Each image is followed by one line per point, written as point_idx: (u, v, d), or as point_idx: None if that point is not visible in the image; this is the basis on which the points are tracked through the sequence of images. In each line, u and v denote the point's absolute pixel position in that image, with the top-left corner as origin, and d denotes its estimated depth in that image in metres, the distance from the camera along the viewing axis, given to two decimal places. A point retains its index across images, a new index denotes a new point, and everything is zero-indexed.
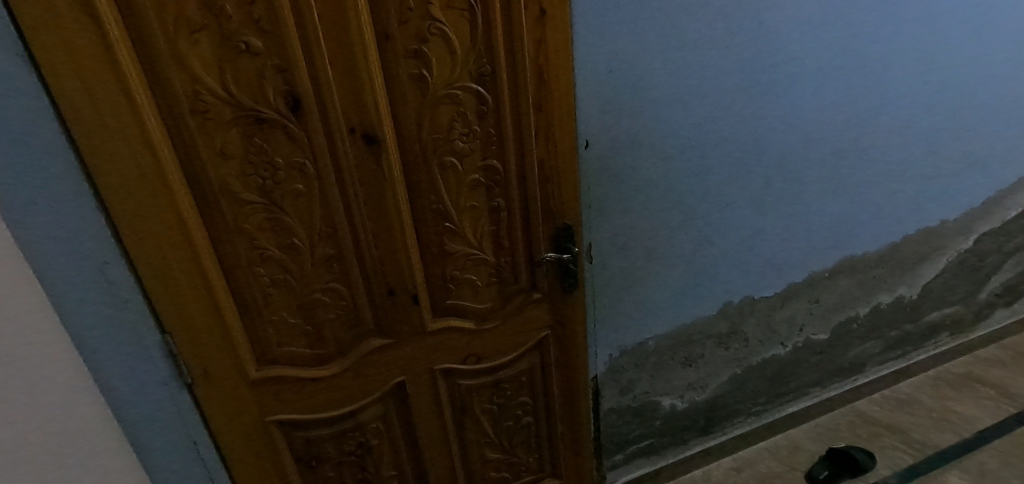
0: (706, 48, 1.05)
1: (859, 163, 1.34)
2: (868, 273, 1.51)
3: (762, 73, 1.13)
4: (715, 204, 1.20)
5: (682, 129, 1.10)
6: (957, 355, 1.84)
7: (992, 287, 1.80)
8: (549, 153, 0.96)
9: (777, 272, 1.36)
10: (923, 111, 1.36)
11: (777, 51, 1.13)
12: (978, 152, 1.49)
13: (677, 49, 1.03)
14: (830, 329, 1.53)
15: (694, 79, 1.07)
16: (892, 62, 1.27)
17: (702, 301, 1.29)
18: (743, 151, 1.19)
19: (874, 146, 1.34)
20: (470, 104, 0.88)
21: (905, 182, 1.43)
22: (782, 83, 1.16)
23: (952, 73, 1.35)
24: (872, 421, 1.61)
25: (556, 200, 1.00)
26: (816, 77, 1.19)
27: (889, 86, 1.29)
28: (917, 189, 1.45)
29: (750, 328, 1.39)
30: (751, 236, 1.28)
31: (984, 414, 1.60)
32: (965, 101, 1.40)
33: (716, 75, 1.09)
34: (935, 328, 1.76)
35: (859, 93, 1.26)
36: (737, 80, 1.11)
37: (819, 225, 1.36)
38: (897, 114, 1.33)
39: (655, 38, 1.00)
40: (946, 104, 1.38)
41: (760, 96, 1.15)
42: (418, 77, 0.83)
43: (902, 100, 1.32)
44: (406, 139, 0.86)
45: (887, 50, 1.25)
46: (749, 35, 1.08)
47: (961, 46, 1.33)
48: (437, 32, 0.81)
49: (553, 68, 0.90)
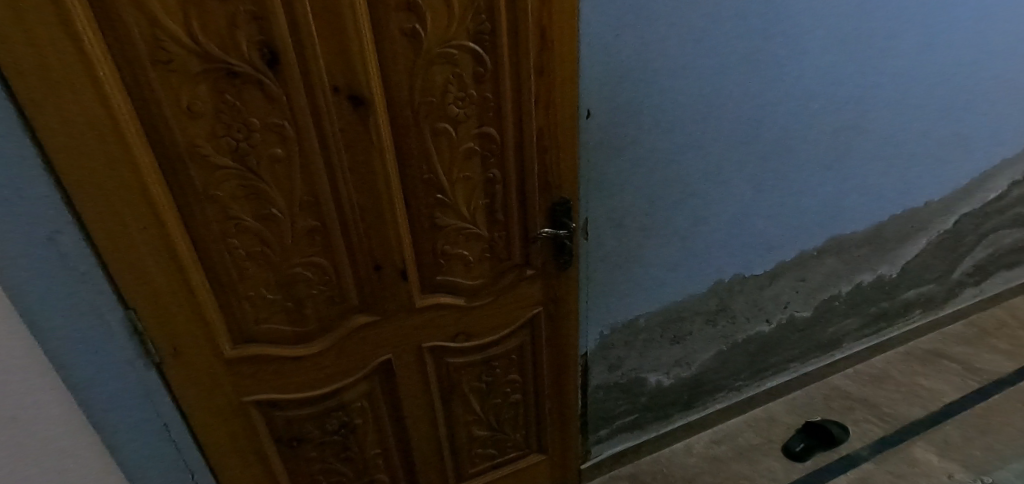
0: (715, 14, 0.99)
1: (856, 143, 1.32)
2: (854, 253, 1.51)
3: (770, 44, 1.08)
4: (713, 180, 1.17)
5: (686, 100, 1.05)
6: (926, 332, 1.90)
7: (965, 267, 1.85)
8: (550, 122, 0.90)
9: (768, 250, 1.35)
10: (921, 91, 1.34)
11: (786, 20, 1.07)
12: (969, 133, 1.49)
13: (686, 13, 0.96)
14: (813, 307, 1.55)
15: (702, 47, 1.01)
16: (897, 37, 1.23)
17: (693, 278, 1.27)
18: (745, 126, 1.15)
19: (871, 126, 1.32)
20: (467, 66, 0.81)
21: (896, 162, 1.42)
22: (789, 56, 1.12)
23: (953, 52, 1.33)
24: (845, 395, 1.66)
25: (554, 172, 0.95)
26: (822, 49, 1.15)
27: (891, 62, 1.26)
28: (907, 170, 1.45)
29: (738, 306, 1.39)
30: (745, 213, 1.26)
31: (949, 388, 1.67)
32: (963, 82, 1.39)
33: (724, 44, 1.03)
34: (910, 306, 1.80)
35: (862, 67, 1.23)
36: (745, 51, 1.06)
37: (812, 204, 1.35)
38: (897, 93, 1.31)
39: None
40: (945, 83, 1.36)
41: (766, 69, 1.11)
42: (410, 33, 0.75)
43: (903, 79, 1.30)
44: (396, 102, 0.78)
45: (894, 25, 1.21)
46: (761, 1, 1.03)
47: (965, 25, 1.30)
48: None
49: (558, 30, 0.83)
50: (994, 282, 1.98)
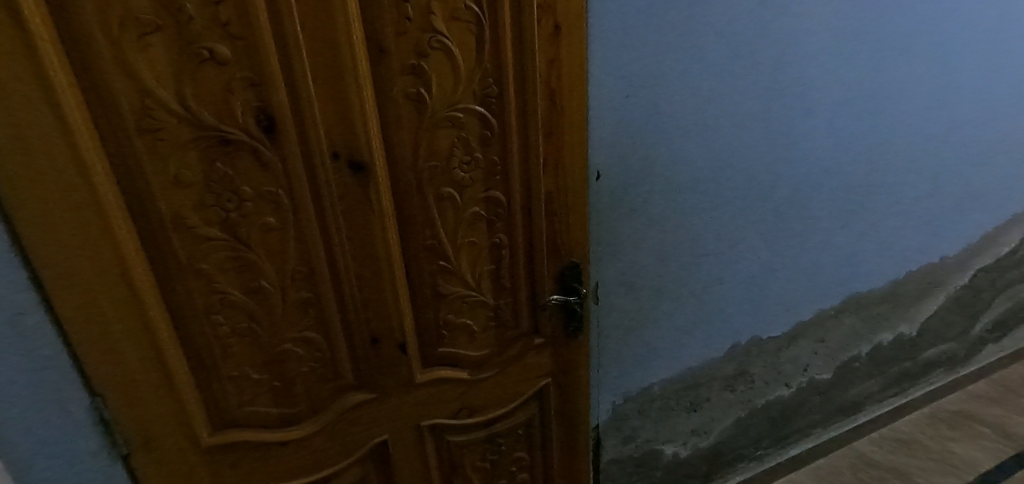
0: (724, 74, 0.98)
1: (870, 199, 1.29)
2: (873, 311, 1.45)
3: (780, 103, 1.07)
4: (727, 240, 1.12)
5: (698, 159, 1.02)
6: (950, 391, 1.81)
7: (984, 322, 1.78)
8: (559, 184, 0.86)
9: (785, 310, 1.29)
10: (932, 146, 1.32)
11: (796, 79, 1.06)
12: (980, 188, 1.47)
13: (695, 74, 0.95)
14: (833, 369, 1.47)
15: (712, 107, 0.99)
16: (905, 95, 1.23)
17: (709, 342, 1.20)
18: (758, 185, 1.11)
19: (885, 182, 1.30)
20: (473, 129, 0.78)
21: (911, 218, 1.39)
22: (799, 114, 1.10)
23: (961, 108, 1.32)
24: (873, 463, 1.55)
25: (564, 236, 0.90)
26: (832, 107, 1.14)
27: (901, 119, 1.25)
28: (922, 225, 1.42)
29: (756, 370, 1.31)
30: (760, 273, 1.20)
31: (983, 455, 1.57)
32: (972, 137, 1.37)
33: (734, 103, 1.01)
34: (932, 365, 1.72)
35: (872, 124, 1.21)
36: (756, 110, 1.04)
37: (827, 262, 1.30)
38: (908, 149, 1.29)
39: (673, 61, 0.92)
40: (955, 138, 1.35)
41: (777, 127, 1.09)
42: (415, 96, 0.72)
43: (913, 135, 1.28)
44: (399, 167, 0.74)
45: (902, 83, 1.21)
46: (769, 61, 1.02)
47: (973, 81, 1.30)
48: (439, 45, 0.71)
49: (567, 92, 0.81)
50: (1014, 337, 1.91)
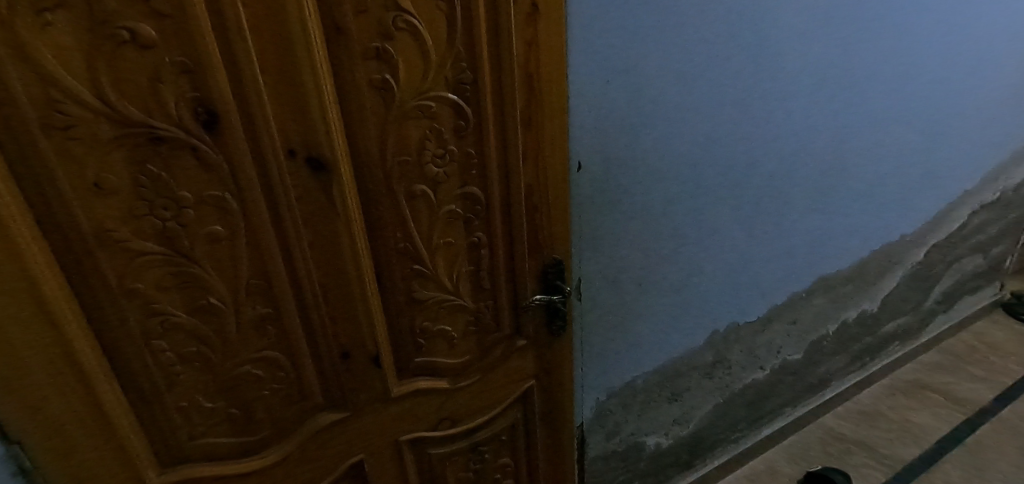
0: (705, 57, 0.94)
1: (837, 181, 1.31)
2: (840, 291, 1.49)
3: (757, 87, 1.04)
4: (707, 228, 1.10)
5: (679, 147, 0.98)
6: (906, 362, 1.90)
7: (936, 295, 1.87)
8: (540, 177, 0.80)
9: (760, 295, 1.29)
10: (891, 127, 1.36)
11: (772, 62, 1.04)
12: (934, 166, 1.53)
13: (677, 56, 0.90)
14: (804, 349, 1.50)
15: (693, 91, 0.95)
16: (867, 77, 1.25)
17: (690, 332, 1.19)
18: (736, 170, 1.09)
19: (850, 164, 1.32)
20: (446, 120, 0.70)
21: (874, 199, 1.42)
22: (774, 97, 1.08)
23: (915, 90, 1.36)
24: (840, 437, 1.61)
25: (545, 232, 0.85)
26: (805, 90, 1.14)
27: (864, 100, 1.27)
28: (882, 205, 1.46)
29: (733, 355, 1.32)
30: (737, 260, 1.20)
31: (937, 422, 1.66)
32: (925, 117, 1.42)
33: (714, 87, 0.98)
34: (891, 338, 1.80)
35: (840, 106, 1.23)
36: (734, 93, 1.01)
37: (800, 246, 1.31)
38: (870, 130, 1.32)
39: (655, 43, 0.87)
40: (911, 118, 1.39)
41: (755, 111, 1.06)
42: (380, 84, 0.64)
43: (873, 116, 1.31)
44: (365, 163, 0.67)
45: (865, 65, 1.23)
46: (748, 43, 0.99)
47: (925, 63, 1.34)
48: (405, 26, 0.63)
49: (547, 77, 0.74)
50: (961, 307, 2.02)
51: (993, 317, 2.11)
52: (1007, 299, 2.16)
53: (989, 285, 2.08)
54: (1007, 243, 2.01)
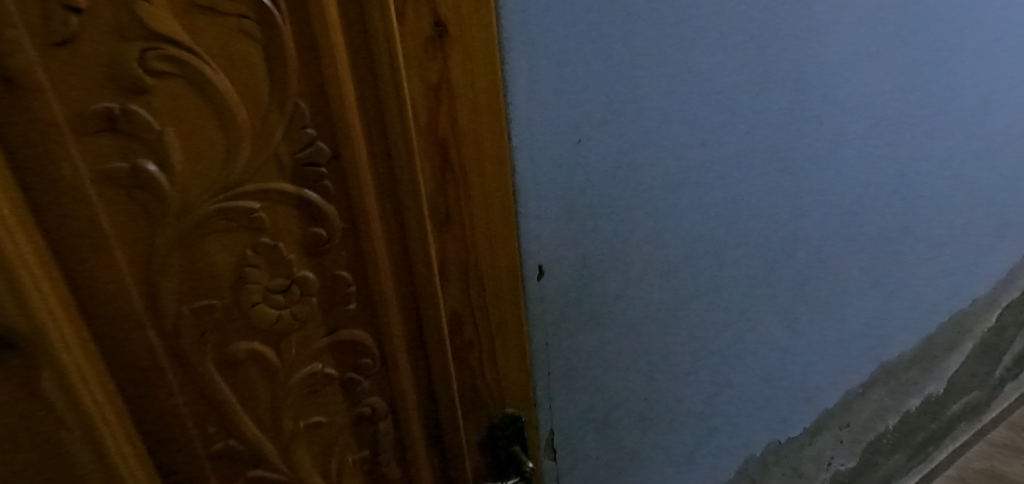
0: (728, 102, 0.66)
1: (899, 246, 1.04)
2: (901, 378, 1.22)
3: (800, 133, 0.77)
4: (733, 326, 0.84)
5: (693, 231, 0.71)
6: (974, 443, 1.57)
7: (1004, 362, 1.56)
8: (476, 303, 0.49)
9: (804, 400, 1.04)
10: (961, 172, 1.09)
11: (821, 99, 0.77)
12: (1009, 214, 1.24)
13: (690, 102, 0.63)
14: (858, 453, 1.24)
15: (712, 148, 0.67)
16: (938, 116, 0.99)
17: (711, 453, 0.94)
18: (775, 248, 0.82)
19: (917, 223, 1.05)
20: (285, 229, 0.40)
21: (943, 262, 1.15)
22: (824, 146, 0.81)
23: (989, 125, 1.09)
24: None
25: (493, 383, 0.53)
26: (861, 133, 0.87)
27: (934, 140, 1.00)
28: (952, 268, 1.18)
29: (771, 478, 1.08)
30: (773, 359, 0.93)
31: None
32: (999, 157, 1.15)
33: (742, 139, 0.70)
34: (956, 420, 1.50)
35: (903, 152, 0.96)
36: (770, 145, 0.74)
37: (853, 332, 1.05)
38: (938, 179, 1.05)
39: (657, 84, 0.59)
40: (985, 159, 1.12)
41: (798, 166, 0.79)
42: (129, 177, 0.34)
43: (942, 163, 1.04)
44: (126, 317, 0.37)
45: (935, 100, 0.96)
46: (787, 78, 0.71)
47: (1002, 90, 1.07)
48: (170, 68, 0.33)
49: (476, 146, 0.44)
50: None
51: None
52: None
53: None
54: None
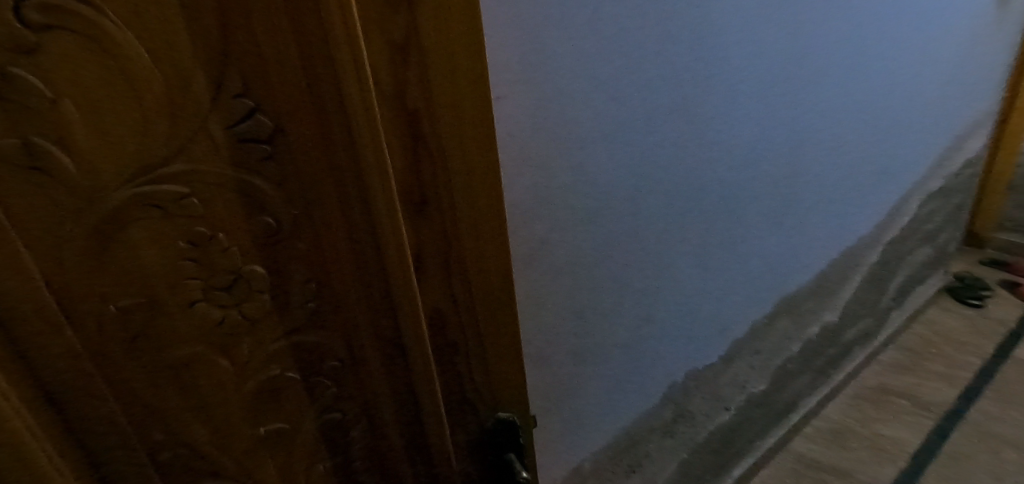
0: (653, 64, 0.81)
1: (793, 194, 1.24)
2: (800, 309, 1.48)
3: (709, 92, 0.93)
4: (666, 262, 1.02)
5: (632, 175, 0.87)
6: (868, 365, 1.85)
7: (891, 291, 1.81)
8: (457, 296, 0.45)
9: (720, 330, 1.26)
10: (839, 129, 1.29)
11: (722, 61, 0.92)
12: (877, 163, 1.48)
13: (624, 64, 0.77)
14: (768, 377, 1.50)
15: (644, 104, 0.83)
16: (816, 80, 1.17)
17: (653, 375, 1.13)
18: (695, 192, 1.00)
19: (804, 173, 1.25)
20: (225, 217, 0.35)
21: (827, 206, 1.38)
22: (728, 103, 0.98)
23: (857, 87, 1.30)
24: (814, 465, 1.58)
25: (480, 380, 0.49)
26: (756, 91, 1.02)
27: (813, 99, 1.18)
28: (835, 211, 1.41)
29: (697, 406, 1.30)
30: (699, 292, 1.13)
31: (913, 433, 1.62)
32: (868, 114, 1.37)
33: (666, 97, 0.85)
34: (851, 346, 1.77)
35: (790, 113, 1.13)
36: (687, 101, 0.89)
37: (762, 267, 1.27)
38: (820, 136, 1.24)
39: (597, 49, 0.73)
40: (857, 117, 1.34)
41: (710, 122, 0.95)
42: (23, 157, 0.26)
43: (823, 120, 1.24)
44: (27, 344, 0.29)
45: (814, 63, 1.14)
46: (690, 41, 0.85)
47: (868, 55, 1.28)
48: (73, 18, 0.26)
49: (454, 114, 0.38)
50: (914, 298, 1.97)
51: (943, 302, 2.08)
52: (953, 284, 2.13)
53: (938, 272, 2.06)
54: (952, 229, 1.99)
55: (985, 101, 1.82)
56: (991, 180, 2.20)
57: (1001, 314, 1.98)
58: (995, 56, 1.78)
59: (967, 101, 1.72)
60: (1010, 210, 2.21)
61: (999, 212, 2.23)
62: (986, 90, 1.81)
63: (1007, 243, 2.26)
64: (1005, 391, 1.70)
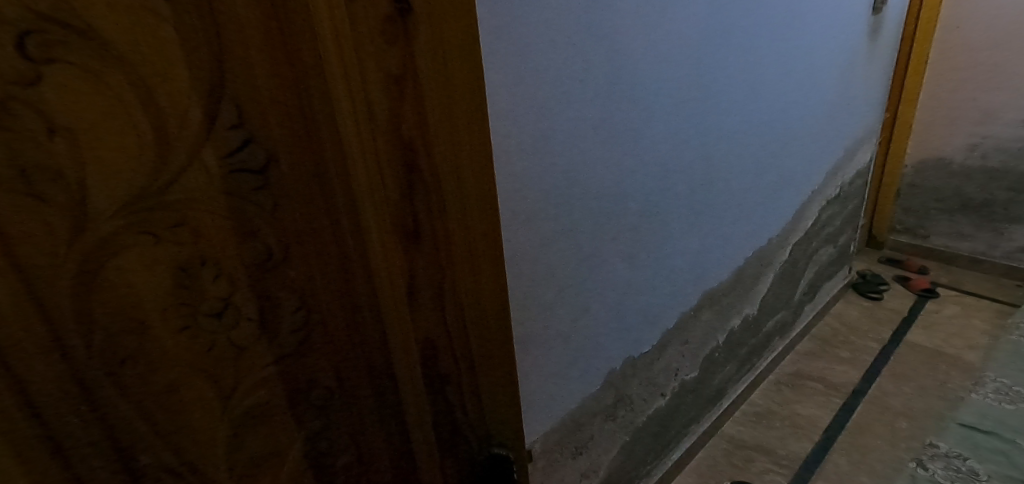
0: (564, 88, 0.94)
1: (706, 199, 1.38)
2: (721, 303, 1.63)
3: (620, 110, 1.05)
4: (593, 261, 1.14)
5: (551, 183, 0.98)
6: (787, 354, 2.05)
7: (802, 287, 2.01)
8: (453, 324, 0.46)
9: (649, 321, 1.38)
10: (747, 141, 1.45)
11: (631, 82, 1.05)
12: (784, 172, 1.66)
13: (538, 89, 0.90)
14: (698, 366, 1.65)
15: (556, 121, 0.94)
16: (724, 98, 1.31)
17: (592, 365, 1.26)
18: (613, 198, 1.12)
19: (716, 181, 1.39)
20: (215, 244, 0.34)
21: (741, 209, 1.53)
22: (639, 118, 1.10)
23: (763, 105, 1.45)
24: (741, 445, 1.73)
25: (472, 407, 0.51)
26: (667, 108, 1.16)
27: (722, 117, 1.32)
28: (747, 214, 1.57)
29: (632, 391, 1.43)
30: (624, 288, 1.25)
31: (823, 410, 1.82)
32: (775, 128, 1.54)
33: (577, 113, 0.98)
34: (771, 336, 1.95)
35: (701, 128, 1.27)
36: (599, 119, 1.02)
37: (684, 263, 1.41)
38: (729, 147, 1.39)
39: (511, 75, 0.85)
40: (765, 130, 1.50)
41: (622, 134, 1.08)
42: (21, 183, 0.25)
43: (734, 133, 1.39)
44: (13, 377, 0.27)
45: (721, 82, 1.28)
46: (601, 66, 0.98)
47: (771, 77, 1.44)
48: (78, 42, 0.25)
49: (448, 145, 0.40)
50: (824, 293, 2.21)
51: (849, 296, 2.34)
52: (856, 280, 2.41)
53: (843, 269, 2.31)
54: (852, 230, 2.24)
55: (872, 117, 2.08)
56: (883, 187, 2.49)
57: (895, 305, 2.26)
58: (878, 78, 2.03)
59: (856, 118, 1.97)
60: (899, 214, 2.52)
61: (891, 215, 2.53)
62: (873, 107, 2.07)
63: (898, 242, 2.58)
64: (897, 370, 1.94)
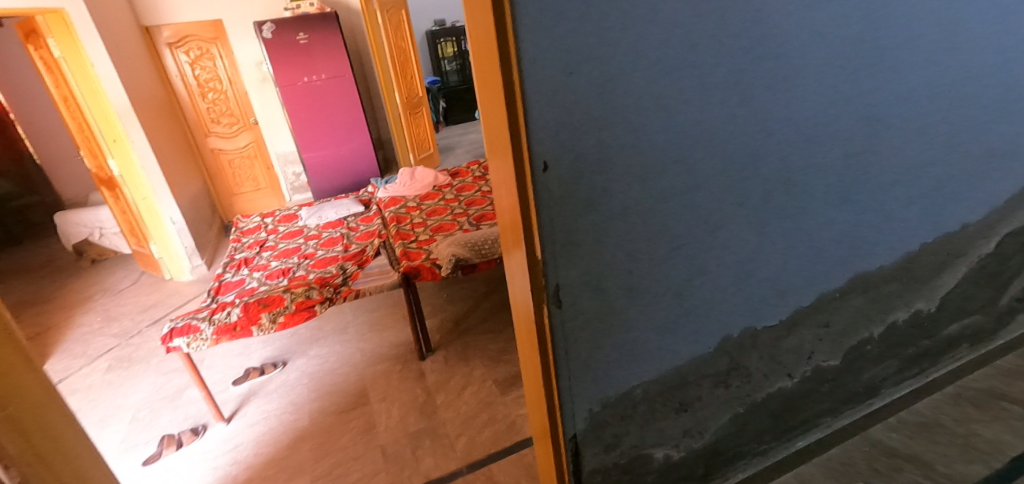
0: (685, 45, 0.91)
1: (869, 170, 1.18)
2: (883, 290, 1.38)
3: (753, 67, 0.97)
4: (710, 227, 1.10)
5: (665, 141, 0.96)
6: (976, 367, 1.68)
7: (1014, 292, 1.61)
8: None
9: (776, 297, 1.26)
10: (939, 105, 1.18)
11: (773, 38, 0.96)
12: (1000, 144, 1.30)
13: (656, 45, 0.89)
14: (841, 355, 1.45)
15: (673, 77, 0.92)
16: (904, 50, 1.09)
17: (699, 333, 1.23)
18: (739, 163, 1.05)
19: (885, 149, 1.17)
20: None
21: (922, 186, 1.27)
22: (779, 77, 1.00)
23: (969, 60, 1.17)
24: (890, 452, 1.48)
25: None
26: (817, 66, 1.02)
27: (896, 76, 1.11)
28: (933, 192, 1.29)
29: (751, 363, 1.34)
30: (745, 259, 1.17)
31: (1013, 436, 1.47)
32: (989, 91, 1.22)
33: (699, 71, 0.93)
34: (954, 342, 1.63)
35: (867, 87, 1.09)
36: (727, 79, 0.96)
37: (831, 242, 1.24)
38: (910, 112, 1.16)
39: (626, 30, 0.85)
40: (970, 90, 1.20)
41: (755, 94, 0.99)
42: None
43: (917, 95, 1.15)
44: None
45: (899, 33, 1.07)
46: (735, 24, 0.92)
47: (984, 25, 1.15)
48: None
49: None
50: None
51: None
52: None
53: None
54: None
55: None
56: None
57: None
58: None
59: None
60: None
61: None
62: None
63: None
64: None
